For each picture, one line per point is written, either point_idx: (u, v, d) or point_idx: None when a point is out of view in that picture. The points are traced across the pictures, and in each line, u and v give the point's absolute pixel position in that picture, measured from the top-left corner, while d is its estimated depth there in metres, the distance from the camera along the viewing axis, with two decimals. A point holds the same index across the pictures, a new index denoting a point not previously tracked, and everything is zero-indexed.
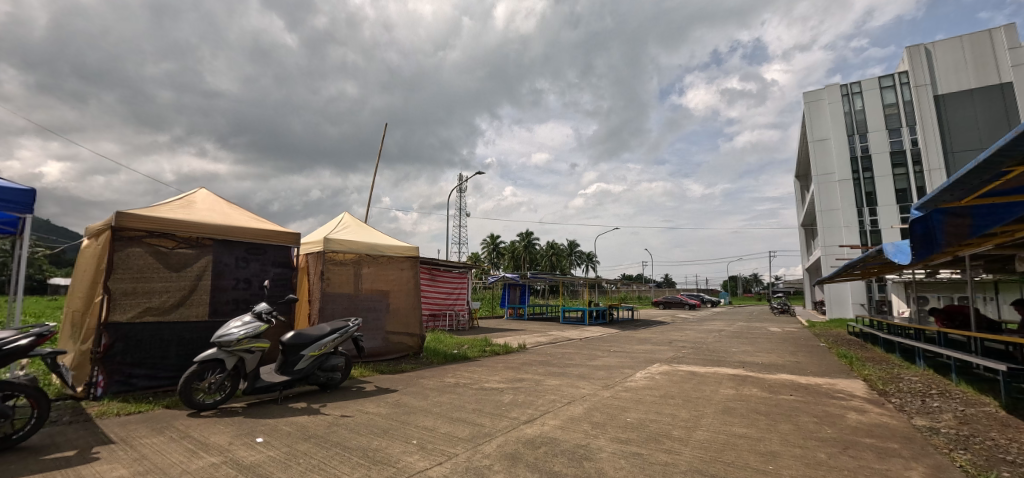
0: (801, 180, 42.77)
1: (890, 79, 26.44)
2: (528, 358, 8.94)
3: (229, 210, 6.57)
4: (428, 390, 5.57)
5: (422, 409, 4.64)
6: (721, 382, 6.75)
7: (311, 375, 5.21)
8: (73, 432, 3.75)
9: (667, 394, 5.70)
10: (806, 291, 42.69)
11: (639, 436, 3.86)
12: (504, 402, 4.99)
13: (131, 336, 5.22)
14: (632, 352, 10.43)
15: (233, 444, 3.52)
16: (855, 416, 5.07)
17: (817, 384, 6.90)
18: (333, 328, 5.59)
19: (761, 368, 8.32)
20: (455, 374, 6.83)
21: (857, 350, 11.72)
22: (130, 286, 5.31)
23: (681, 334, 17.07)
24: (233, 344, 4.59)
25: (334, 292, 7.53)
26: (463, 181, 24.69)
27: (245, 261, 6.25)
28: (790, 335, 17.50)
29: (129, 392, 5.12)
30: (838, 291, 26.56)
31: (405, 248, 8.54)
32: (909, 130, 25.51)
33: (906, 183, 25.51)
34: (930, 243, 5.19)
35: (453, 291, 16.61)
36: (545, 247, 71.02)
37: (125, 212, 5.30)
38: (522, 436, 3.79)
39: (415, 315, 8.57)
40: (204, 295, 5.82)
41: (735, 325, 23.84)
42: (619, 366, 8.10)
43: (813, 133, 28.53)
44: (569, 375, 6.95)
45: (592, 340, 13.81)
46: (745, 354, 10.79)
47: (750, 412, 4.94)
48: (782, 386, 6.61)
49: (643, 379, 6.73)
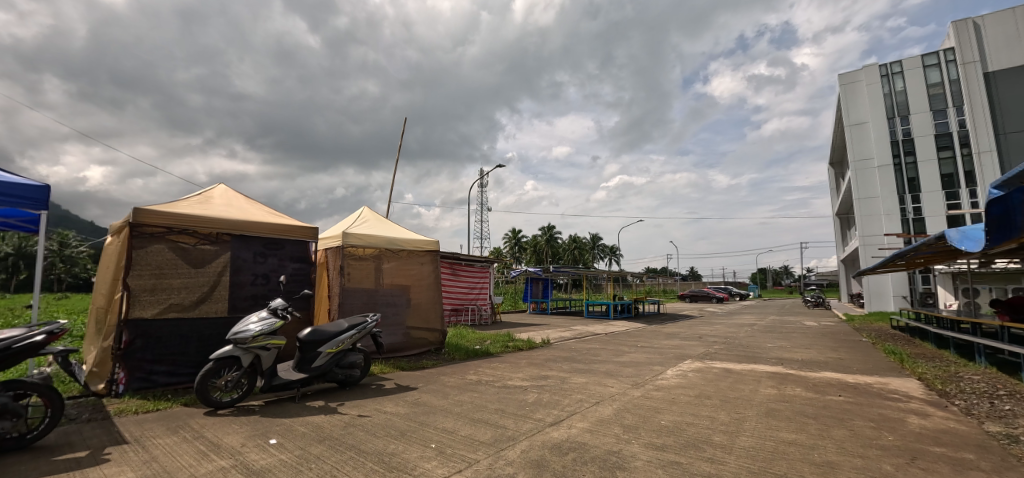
0: (836, 167, 40.82)
1: (935, 57, 24.70)
2: (552, 354, 8.63)
3: (247, 205, 6.50)
4: (449, 388, 5.36)
5: (442, 408, 4.43)
6: (759, 380, 6.31)
7: (329, 372, 5.08)
8: (89, 431, 3.69)
9: (702, 394, 5.32)
10: (843, 283, 40.80)
11: (677, 442, 3.53)
12: (528, 401, 4.72)
13: (151, 332, 5.20)
14: (661, 348, 10.00)
15: (245, 446, 3.37)
16: (916, 420, 4.59)
17: (867, 383, 6.36)
18: (350, 324, 5.43)
19: (802, 366, 7.77)
20: (476, 370, 6.61)
21: (906, 346, 10.95)
22: (150, 283, 5.30)
23: (710, 329, 16.44)
24: (249, 341, 4.47)
25: (353, 287, 7.42)
26: (484, 174, 24.45)
27: (263, 256, 6.18)
28: (827, 330, 16.57)
29: (149, 388, 5.10)
30: (877, 284, 25.20)
31: (424, 241, 8.35)
32: (956, 110, 23.83)
33: (953, 167, 23.89)
34: (1005, 226, 4.59)
35: (475, 286, 16.45)
36: (567, 241, 70.28)
37: (143, 208, 5.26)
38: (548, 440, 3.52)
39: (435, 311, 8.39)
40: (223, 291, 5.77)
41: (767, 319, 22.95)
42: (648, 362, 7.73)
43: (850, 116, 26.99)
44: (596, 373, 6.63)
45: (618, 334, 13.40)
46: (783, 350, 10.17)
47: (796, 415, 4.52)
48: (828, 385, 6.11)
49: (675, 377, 6.36)
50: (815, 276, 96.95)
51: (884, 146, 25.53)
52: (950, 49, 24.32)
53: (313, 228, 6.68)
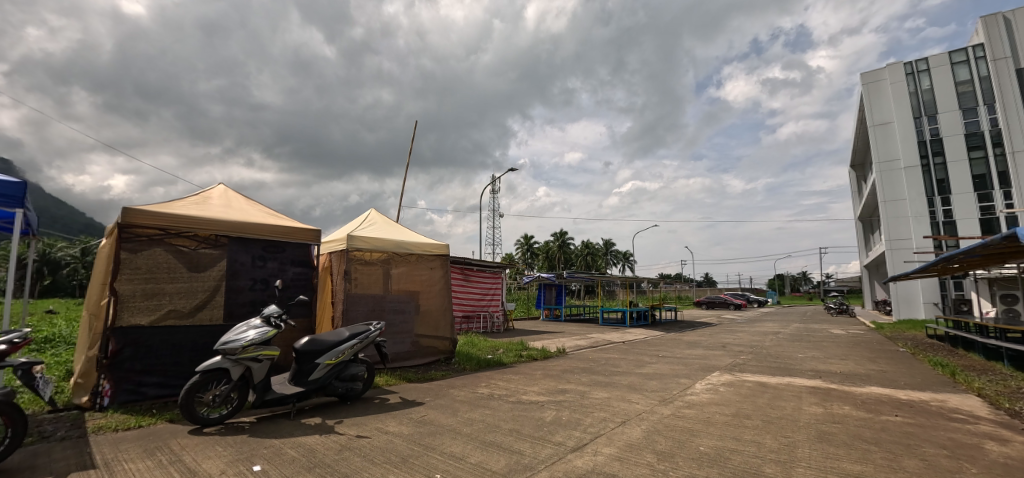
0: (857, 170, 39.63)
1: (963, 53, 23.68)
2: (568, 365, 8.11)
3: (248, 206, 6.19)
4: (459, 403, 4.91)
5: (450, 428, 3.97)
6: (800, 396, 5.71)
7: (328, 386, 4.65)
8: (58, 453, 3.36)
9: (740, 412, 4.75)
10: (867, 289, 39.39)
11: (722, 474, 3.02)
12: (546, 421, 4.21)
13: (140, 341, 4.87)
14: (685, 358, 9.41)
15: (225, 474, 2.96)
16: (996, 447, 3.97)
17: (921, 400, 5.73)
18: (352, 333, 5.00)
19: (844, 379, 7.11)
20: (488, 383, 6.13)
21: (950, 357, 10.12)
22: (140, 289, 4.99)
23: (733, 337, 15.71)
24: (238, 352, 4.08)
25: (359, 293, 7.02)
26: (496, 180, 24.14)
27: (262, 260, 5.82)
28: (857, 339, 15.63)
29: (137, 401, 4.75)
30: (906, 289, 24.03)
31: (434, 245, 7.94)
32: (988, 108, 22.75)
33: (985, 168, 22.74)
34: None
35: (487, 292, 16.01)
36: (580, 246, 69.41)
37: (134, 209, 4.94)
38: (570, 471, 3.03)
39: (446, 318, 7.96)
40: (218, 297, 5.42)
41: (791, 326, 22.07)
42: (673, 375, 7.16)
43: (874, 116, 25.93)
44: (619, 386, 6.10)
45: (637, 343, 12.79)
46: (816, 361, 9.44)
47: (854, 441, 3.93)
48: (880, 403, 5.50)
49: (705, 392, 5.81)
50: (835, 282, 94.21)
51: (911, 147, 24.42)
52: (979, 45, 23.27)
53: (316, 230, 6.31)
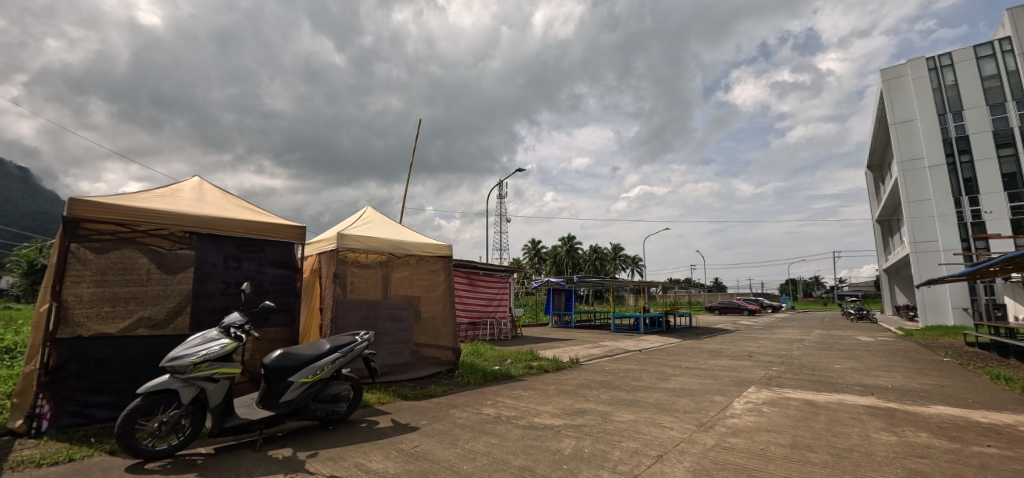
0: (874, 171, 38.43)
1: (989, 47, 22.59)
2: (583, 378, 7.33)
3: (224, 201, 5.54)
4: (460, 429, 4.15)
5: (446, 466, 3.21)
6: (861, 419, 4.81)
7: (303, 408, 3.92)
8: None
9: (798, 442, 3.92)
10: (887, 293, 38.04)
11: None
12: (567, 455, 3.43)
13: (90, 354, 4.19)
14: (711, 370, 8.52)
15: None
16: None
17: (1003, 424, 4.84)
18: (334, 345, 4.25)
19: (902, 397, 6.17)
20: (494, 401, 5.35)
21: (1010, 370, 9.04)
22: (91, 292, 4.30)
23: (757, 345, 14.66)
24: (188, 371, 3.38)
25: (351, 299, 6.28)
26: (502, 182, 23.29)
27: (237, 261, 5.14)
28: (891, 348, 14.52)
29: (85, 425, 4.08)
30: (934, 294, 22.74)
31: (435, 245, 7.24)
32: (1017, 104, 21.64)
33: (1016, 166, 21.57)
34: None
35: (494, 297, 15.28)
36: (589, 251, 68.52)
37: (83, 200, 4.26)
38: None
39: (448, 326, 7.21)
40: (187, 304, 4.75)
41: (814, 333, 20.92)
42: (704, 391, 6.30)
43: (894, 113, 24.72)
44: (645, 406, 5.26)
45: (654, 352, 11.92)
46: (858, 373, 8.52)
47: None
48: (959, 428, 4.60)
49: (749, 414, 4.97)
50: (851, 287, 92.23)
51: (936, 145, 23.16)
52: (1006, 38, 22.17)
53: (299, 228, 5.63)
